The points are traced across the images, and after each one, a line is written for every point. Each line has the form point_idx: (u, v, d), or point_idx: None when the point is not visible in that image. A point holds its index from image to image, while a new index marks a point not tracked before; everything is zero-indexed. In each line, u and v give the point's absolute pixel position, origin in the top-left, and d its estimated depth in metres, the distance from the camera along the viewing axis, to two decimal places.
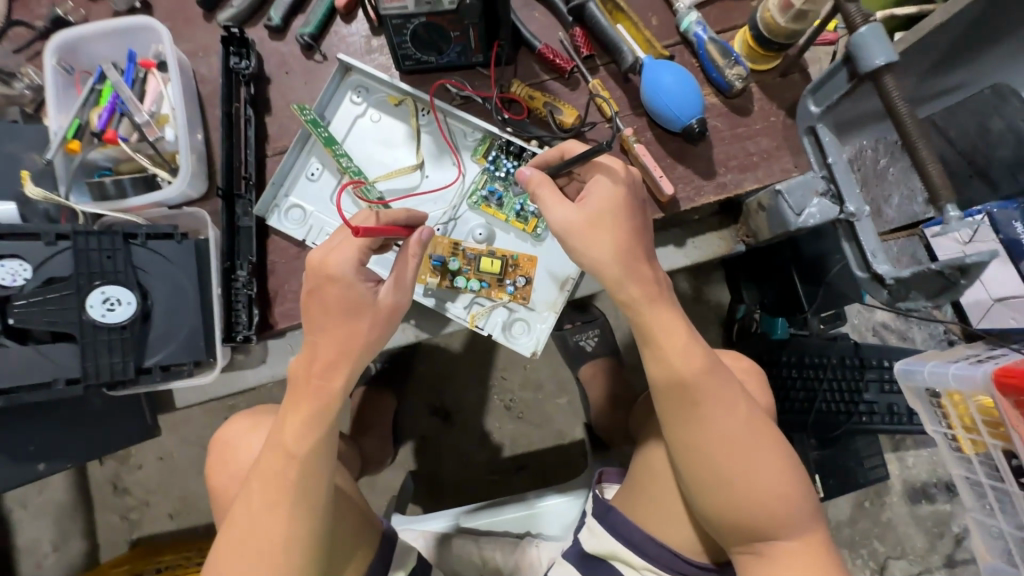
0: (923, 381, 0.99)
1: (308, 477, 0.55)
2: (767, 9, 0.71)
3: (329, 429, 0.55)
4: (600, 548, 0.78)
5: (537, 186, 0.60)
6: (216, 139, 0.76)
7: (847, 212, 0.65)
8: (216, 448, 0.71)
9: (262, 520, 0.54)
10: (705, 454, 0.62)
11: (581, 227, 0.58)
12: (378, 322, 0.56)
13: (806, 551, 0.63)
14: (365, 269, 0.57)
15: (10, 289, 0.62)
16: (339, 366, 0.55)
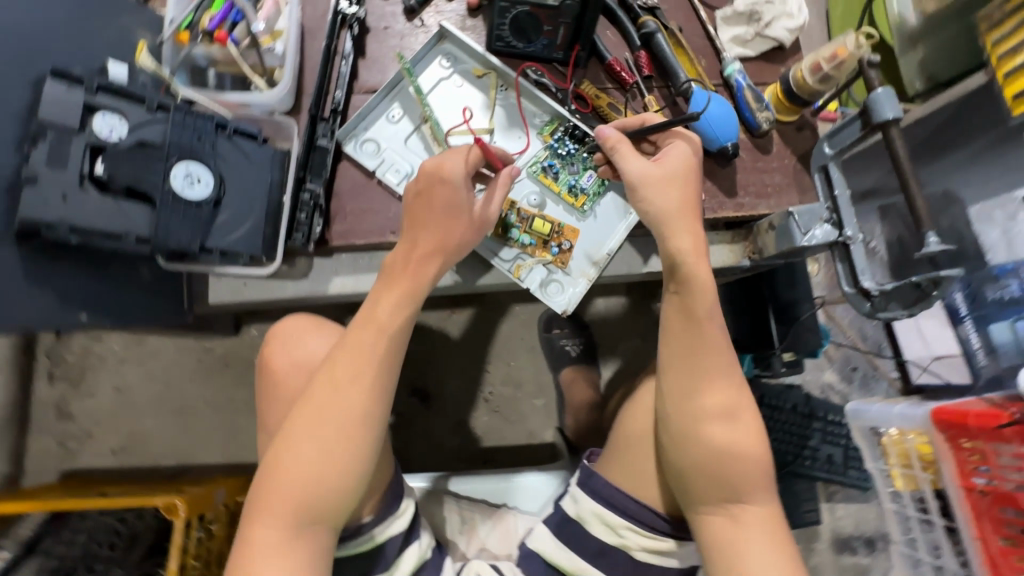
0: (869, 420, 1.14)
1: (391, 349, 0.66)
2: (800, 70, 0.86)
3: (414, 308, 0.69)
4: (581, 512, 0.78)
5: (615, 142, 0.74)
6: (312, 64, 0.83)
7: (844, 236, 0.78)
8: (274, 355, 0.74)
9: (345, 386, 0.63)
10: (692, 406, 0.67)
11: (652, 181, 0.71)
12: (469, 228, 0.72)
13: (770, 520, 0.66)
14: (466, 180, 0.73)
15: (105, 141, 0.65)
16: (432, 258, 0.70)
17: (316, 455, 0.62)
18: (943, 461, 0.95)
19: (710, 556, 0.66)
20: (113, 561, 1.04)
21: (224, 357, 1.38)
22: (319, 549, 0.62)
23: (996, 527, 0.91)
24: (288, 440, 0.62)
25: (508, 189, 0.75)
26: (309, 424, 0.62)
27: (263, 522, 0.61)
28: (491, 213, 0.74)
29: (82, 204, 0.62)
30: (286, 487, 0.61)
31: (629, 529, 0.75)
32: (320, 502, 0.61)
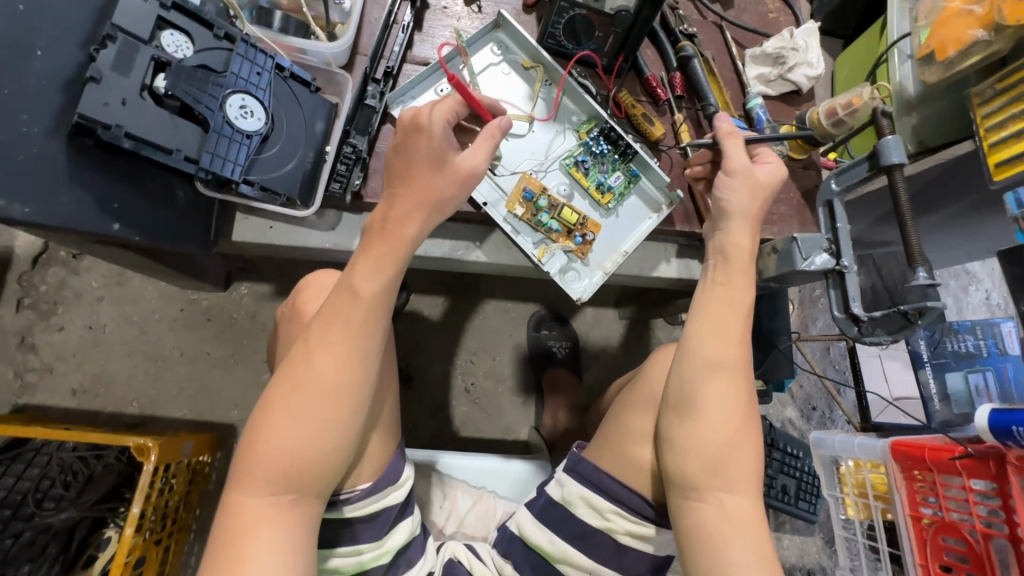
0: (830, 449, 1.21)
1: (369, 320, 0.60)
2: (817, 112, 0.96)
3: (397, 273, 0.62)
4: (567, 496, 0.75)
5: (728, 133, 0.75)
6: (371, 27, 0.87)
7: (840, 265, 0.85)
8: (300, 305, 0.76)
9: (323, 353, 0.58)
10: (698, 389, 0.65)
11: (747, 179, 0.72)
12: (455, 181, 0.64)
13: (752, 514, 0.63)
14: (447, 134, 0.65)
15: (169, 56, 0.67)
16: (416, 213, 0.62)
17: (296, 426, 0.57)
18: (896, 490, 1.03)
19: (689, 546, 0.63)
20: (65, 501, 0.98)
21: (208, 309, 1.34)
22: (301, 524, 0.58)
23: (936, 554, 0.97)
24: (269, 408, 0.58)
25: (495, 142, 0.65)
26: (288, 393, 0.58)
27: (243, 492, 0.57)
28: (477, 167, 0.65)
29: (138, 112, 0.63)
30: (264, 457, 0.57)
31: (616, 514, 0.73)
32: (301, 474, 0.57)
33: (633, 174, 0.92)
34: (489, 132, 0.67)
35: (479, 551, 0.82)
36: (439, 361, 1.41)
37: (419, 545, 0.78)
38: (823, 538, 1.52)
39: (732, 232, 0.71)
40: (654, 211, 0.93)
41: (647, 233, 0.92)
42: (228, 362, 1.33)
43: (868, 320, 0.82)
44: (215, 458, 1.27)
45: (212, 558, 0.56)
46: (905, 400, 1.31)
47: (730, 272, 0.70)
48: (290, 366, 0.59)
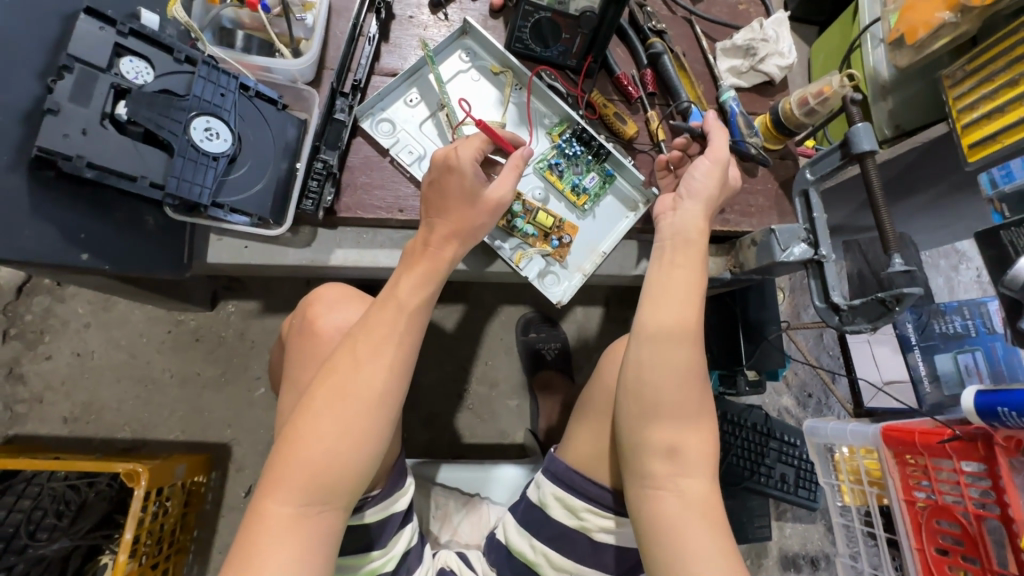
0: (824, 436, 1.21)
1: (413, 330, 0.60)
2: (788, 102, 0.95)
3: (435, 289, 0.64)
4: (542, 497, 0.76)
5: (710, 125, 0.77)
6: (337, 40, 0.86)
7: (819, 254, 0.84)
8: (305, 321, 0.71)
9: (370, 361, 0.57)
10: (652, 375, 0.65)
11: (716, 161, 0.75)
12: (485, 212, 0.68)
13: (707, 500, 0.62)
14: (477, 169, 0.68)
15: (130, 83, 0.67)
16: (450, 240, 0.65)
17: (337, 431, 0.54)
18: (889, 475, 1.03)
19: (647, 536, 0.62)
20: (57, 530, 0.98)
21: (196, 330, 1.34)
22: (327, 534, 0.54)
23: (931, 538, 0.97)
24: (308, 411, 0.55)
25: (520, 173, 0.70)
26: (331, 398, 0.55)
27: (274, 498, 0.53)
28: (505, 197, 0.70)
29: (100, 141, 0.64)
30: (303, 462, 0.53)
31: (589, 512, 0.73)
32: (338, 480, 0.54)
33: (608, 174, 0.93)
34: (513, 162, 0.71)
35: (469, 559, 0.82)
36: (431, 368, 1.40)
37: (418, 553, 0.75)
38: (824, 525, 1.52)
39: (689, 214, 0.73)
40: (631, 209, 0.94)
41: (624, 233, 0.93)
42: (219, 381, 1.32)
43: (848, 308, 0.82)
44: (210, 479, 1.27)
45: (232, 569, 0.50)
46: (895, 383, 1.32)
47: (681, 258, 0.70)
48: (325, 376, 0.57)
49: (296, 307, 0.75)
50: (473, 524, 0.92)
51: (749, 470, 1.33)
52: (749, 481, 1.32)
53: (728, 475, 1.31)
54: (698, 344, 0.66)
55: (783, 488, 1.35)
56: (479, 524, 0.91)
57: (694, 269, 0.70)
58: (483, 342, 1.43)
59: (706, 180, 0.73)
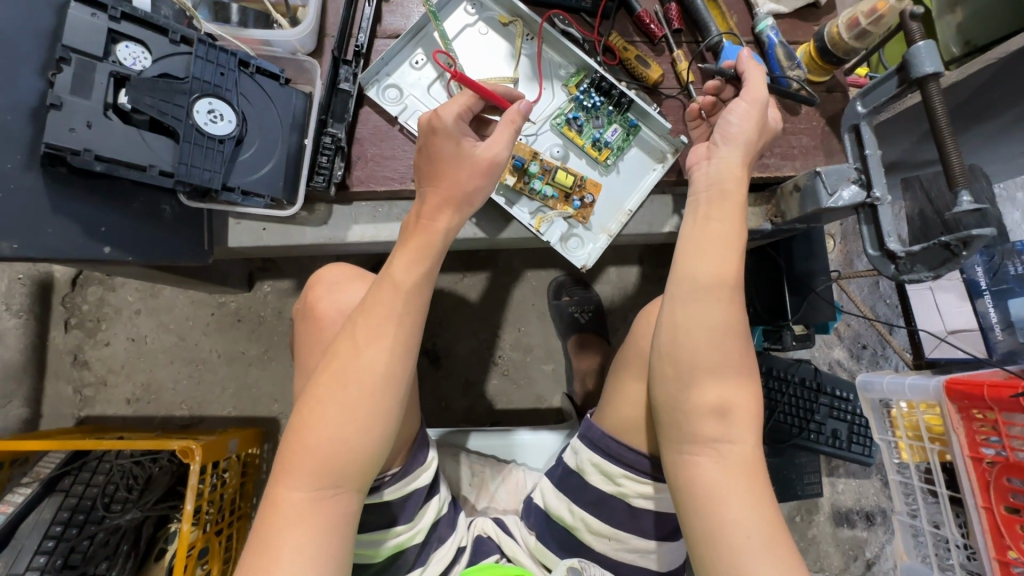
0: (879, 392, 1.13)
1: (412, 309, 0.61)
2: (836, 26, 0.84)
3: (433, 264, 0.63)
4: (579, 463, 0.75)
5: (744, 66, 0.69)
6: (335, 5, 0.82)
7: (872, 197, 0.75)
8: (308, 302, 0.71)
9: (368, 345, 0.58)
10: (687, 337, 0.61)
11: (749, 101, 0.67)
12: (478, 172, 0.65)
13: (749, 462, 0.59)
14: (465, 130, 0.67)
15: (129, 70, 0.66)
16: (445, 208, 0.64)
17: (342, 418, 0.57)
18: (953, 431, 0.95)
19: (686, 503, 0.59)
20: (130, 502, 1.06)
21: (237, 311, 1.38)
22: (343, 515, 0.57)
23: (1000, 497, 0.90)
24: (314, 400, 0.58)
25: (516, 129, 0.66)
26: (333, 386, 0.58)
27: (286, 484, 0.56)
28: (499, 157, 0.66)
29: (106, 133, 0.65)
30: (310, 449, 0.56)
31: (627, 478, 0.71)
32: (346, 466, 0.57)
33: (632, 124, 0.86)
34: (508, 120, 0.67)
35: (507, 526, 0.83)
36: (464, 337, 1.40)
37: (449, 521, 0.77)
38: (880, 479, 1.46)
39: (722, 161, 0.66)
40: (659, 160, 0.88)
41: (652, 186, 0.87)
42: (262, 359, 1.37)
43: (906, 255, 0.74)
44: (263, 450, 1.33)
45: (254, 552, 0.54)
46: (961, 332, 1.19)
47: (716, 211, 0.65)
48: (327, 363, 0.59)
49: (304, 289, 0.74)
50: (510, 490, 0.92)
51: (798, 427, 1.27)
52: (797, 438, 1.27)
53: (774, 433, 1.26)
54: (733, 301, 0.62)
55: (835, 444, 1.29)
56: (516, 489, 0.92)
57: (729, 220, 0.64)
58: (516, 309, 1.41)
59: (743, 123, 0.66)
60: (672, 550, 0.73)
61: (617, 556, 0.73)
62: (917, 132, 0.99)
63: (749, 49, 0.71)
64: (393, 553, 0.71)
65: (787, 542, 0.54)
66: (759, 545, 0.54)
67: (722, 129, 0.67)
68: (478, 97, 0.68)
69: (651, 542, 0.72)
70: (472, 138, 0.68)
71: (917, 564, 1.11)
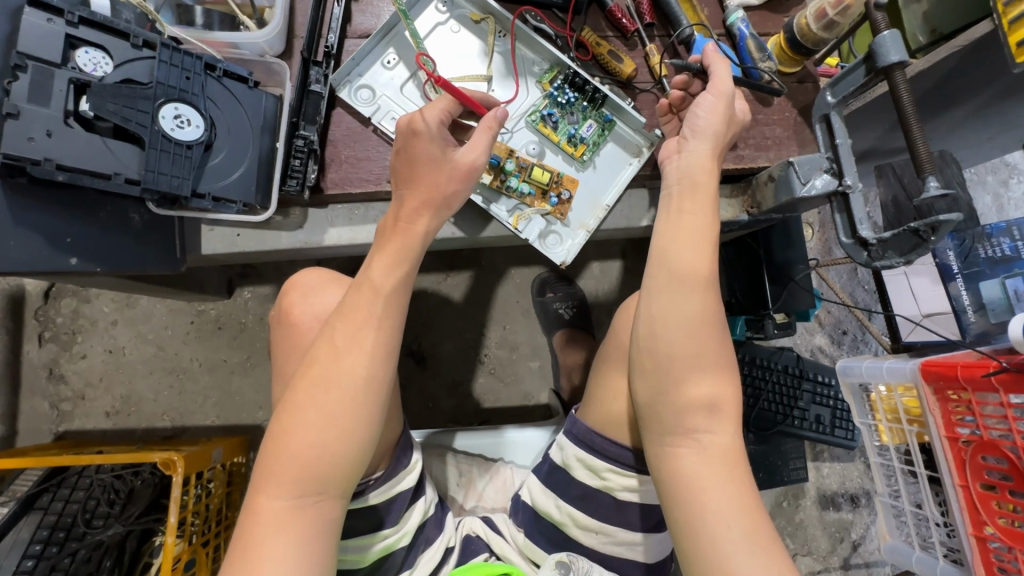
0: (858, 376, 1.15)
1: (392, 312, 0.60)
2: (804, 17, 0.85)
3: (412, 267, 0.63)
4: (565, 459, 0.75)
5: (710, 60, 0.70)
6: (304, 5, 0.81)
7: (844, 185, 0.77)
8: (282, 309, 0.70)
9: (349, 350, 0.58)
10: (665, 330, 0.61)
11: (718, 94, 0.68)
12: (456, 176, 0.65)
13: (731, 453, 0.59)
14: (444, 132, 0.66)
15: (90, 76, 0.65)
16: (423, 212, 0.64)
17: (323, 424, 0.56)
18: (929, 412, 0.98)
19: (670, 496, 0.59)
20: (112, 516, 1.04)
21: (217, 318, 1.36)
22: (327, 522, 0.56)
23: (976, 474, 0.92)
24: (292, 407, 0.57)
25: (494, 133, 0.66)
26: (313, 391, 0.57)
27: (267, 493, 0.55)
28: (477, 160, 0.67)
29: (68, 141, 0.64)
30: (291, 456, 0.56)
31: (612, 472, 0.72)
32: (329, 472, 0.56)
33: (607, 119, 0.86)
34: (486, 123, 0.67)
35: (495, 524, 0.82)
36: (450, 336, 1.39)
37: (436, 522, 0.77)
38: (863, 462, 1.49)
39: (695, 155, 0.67)
40: (635, 155, 0.88)
41: (629, 180, 0.87)
42: (245, 366, 1.36)
43: (878, 242, 0.74)
44: (249, 459, 1.32)
45: (234, 562, 0.53)
46: (935, 315, 1.22)
47: (690, 204, 0.65)
48: (307, 368, 0.58)
49: (279, 296, 0.73)
50: (497, 488, 0.92)
51: (782, 414, 1.29)
52: (781, 425, 1.29)
53: (759, 420, 1.28)
54: (711, 293, 0.62)
55: (818, 429, 1.31)
56: (503, 486, 0.91)
57: (704, 213, 0.64)
58: (501, 306, 1.41)
59: (710, 116, 0.67)
60: (658, 541, 0.74)
61: (604, 549, 0.73)
62: (887, 121, 1.00)
63: (713, 43, 0.71)
64: (380, 557, 0.71)
65: (768, 532, 0.55)
66: (741, 535, 0.54)
67: (693, 124, 0.68)
68: (455, 100, 0.68)
69: (638, 534, 0.72)
70: (450, 140, 0.68)
71: (900, 543, 1.14)
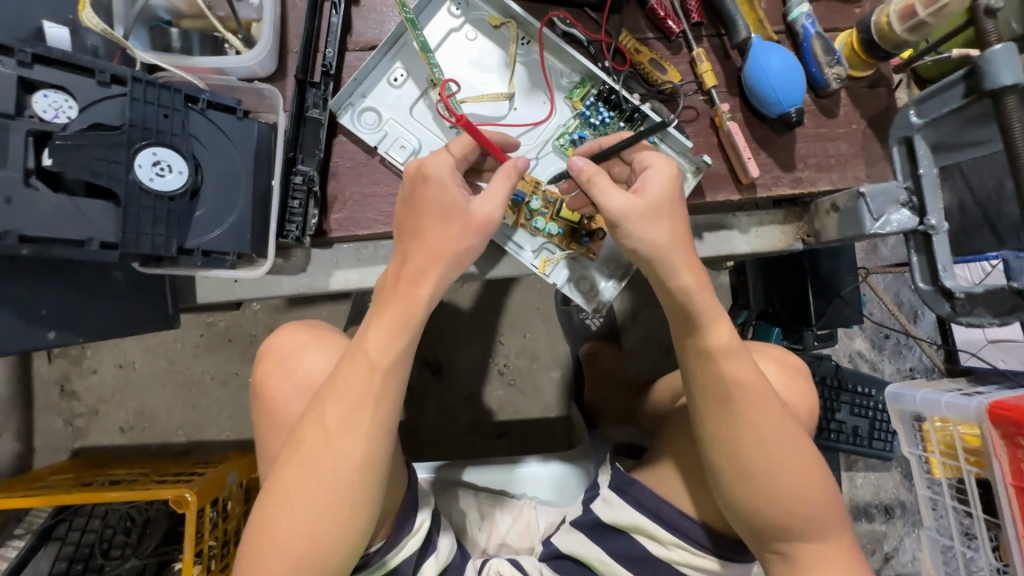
0: (911, 405, 1.06)
1: (390, 389, 0.53)
2: (886, 14, 0.72)
3: (413, 338, 0.55)
4: (619, 519, 0.69)
5: (591, 176, 0.60)
6: (293, 16, 0.71)
7: (926, 224, 0.67)
8: (264, 373, 0.64)
9: (342, 433, 0.51)
10: (740, 446, 0.57)
11: (634, 217, 0.58)
12: (470, 232, 0.56)
13: (832, 551, 0.58)
14: (458, 179, 0.58)
15: (50, 125, 0.56)
16: (428, 272, 0.55)
17: (314, 515, 0.51)
18: (995, 457, 0.89)
19: None
20: (128, 547, 1.03)
21: (227, 331, 1.31)
22: None
23: None
24: (279, 494, 0.51)
25: (513, 185, 0.57)
26: (300, 477, 0.51)
27: None
28: (497, 212, 0.57)
29: (31, 205, 0.55)
30: (278, 549, 0.50)
31: (679, 546, 0.67)
32: (319, 566, 0.51)
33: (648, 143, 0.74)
34: (504, 173, 0.58)
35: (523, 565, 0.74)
36: (469, 347, 1.33)
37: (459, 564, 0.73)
38: (900, 472, 1.42)
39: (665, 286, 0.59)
40: None
41: None
42: None
43: (964, 295, 0.65)
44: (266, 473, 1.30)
45: None
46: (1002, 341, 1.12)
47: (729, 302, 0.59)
48: (295, 450, 0.52)
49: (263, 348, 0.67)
50: (521, 533, 0.87)
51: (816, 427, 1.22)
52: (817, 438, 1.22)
53: None
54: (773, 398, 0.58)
55: (854, 440, 1.24)
56: (527, 534, 0.86)
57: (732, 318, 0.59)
58: (521, 315, 1.34)
59: (648, 245, 0.58)
60: None
61: None
62: None
63: (576, 157, 0.61)
64: None
65: None
66: None
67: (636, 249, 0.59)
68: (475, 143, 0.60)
69: None
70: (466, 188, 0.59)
71: None
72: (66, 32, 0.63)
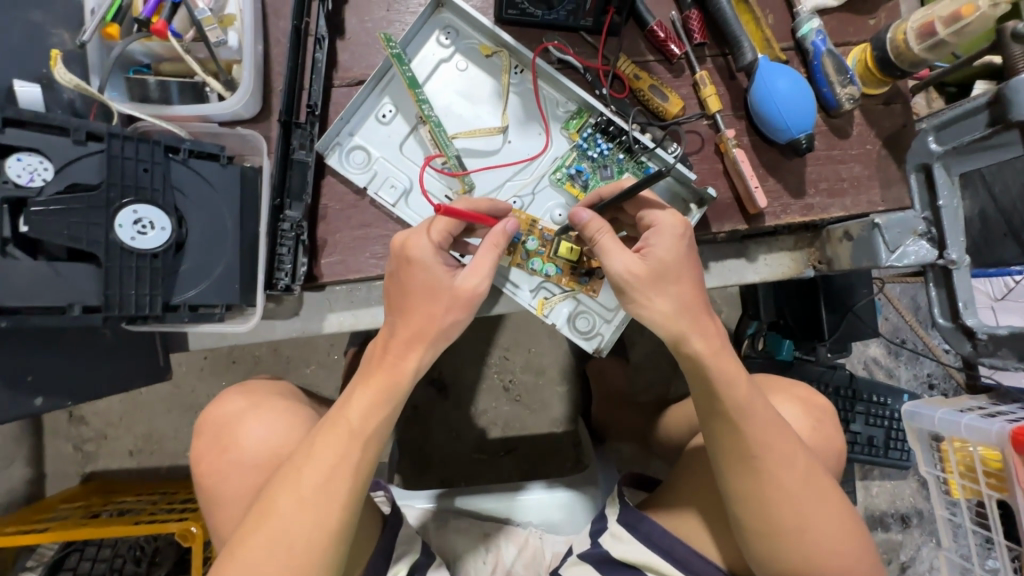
0: (929, 425, 1.01)
1: (367, 459, 0.52)
2: (903, 30, 0.68)
3: (396, 407, 0.54)
4: (628, 556, 0.70)
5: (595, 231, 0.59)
6: (277, 56, 0.70)
7: (946, 258, 0.64)
8: (213, 441, 0.69)
9: (316, 504, 0.51)
10: (765, 505, 0.57)
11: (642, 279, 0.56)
12: (456, 305, 0.54)
13: None
14: (445, 254, 0.56)
15: (25, 189, 0.54)
16: (413, 346, 0.54)
17: None
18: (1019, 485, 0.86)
19: None
20: None
21: (231, 353, 1.31)
22: None
23: None
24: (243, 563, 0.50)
25: (500, 256, 0.56)
26: (266, 547, 0.50)
27: None
28: (481, 286, 0.55)
29: (12, 274, 0.54)
30: None
31: None
32: None
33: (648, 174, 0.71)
34: (491, 242, 0.57)
35: None
36: (473, 365, 1.31)
37: None
38: (917, 481, 1.38)
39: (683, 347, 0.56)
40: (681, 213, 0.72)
41: None
42: None
43: (986, 334, 0.64)
44: None
45: None
46: None
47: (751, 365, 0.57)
48: (264, 517, 0.51)
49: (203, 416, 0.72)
50: (527, 564, 0.82)
51: None
52: None
53: None
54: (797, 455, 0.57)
55: (868, 450, 1.21)
56: (533, 564, 0.82)
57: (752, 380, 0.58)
58: (525, 330, 1.32)
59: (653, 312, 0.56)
60: None
61: None
62: None
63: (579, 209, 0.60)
64: None
65: None
66: None
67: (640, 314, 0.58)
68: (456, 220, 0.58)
69: None
70: (452, 263, 0.58)
71: None
72: (38, 91, 0.63)
